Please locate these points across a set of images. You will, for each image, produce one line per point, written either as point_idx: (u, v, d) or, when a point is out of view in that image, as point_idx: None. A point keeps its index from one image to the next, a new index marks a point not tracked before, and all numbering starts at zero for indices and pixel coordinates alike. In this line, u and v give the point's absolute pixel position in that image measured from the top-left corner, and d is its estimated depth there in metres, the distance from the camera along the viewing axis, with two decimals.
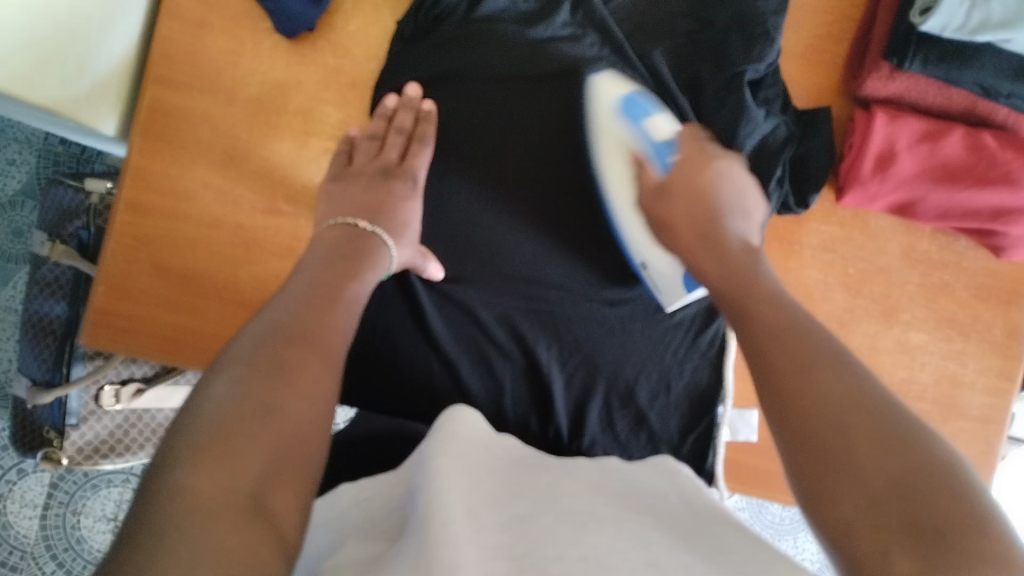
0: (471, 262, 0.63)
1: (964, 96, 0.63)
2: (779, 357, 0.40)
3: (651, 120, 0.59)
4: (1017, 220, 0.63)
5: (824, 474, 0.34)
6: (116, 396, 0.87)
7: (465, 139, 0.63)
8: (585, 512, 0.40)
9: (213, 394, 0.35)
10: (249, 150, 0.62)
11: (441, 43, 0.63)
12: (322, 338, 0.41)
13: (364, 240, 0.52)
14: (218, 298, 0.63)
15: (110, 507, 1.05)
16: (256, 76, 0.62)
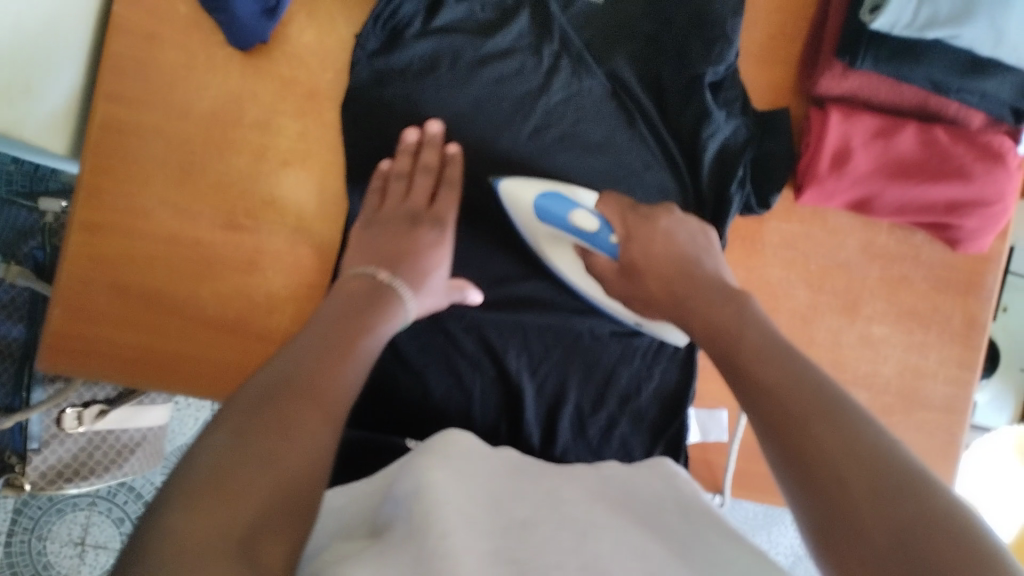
0: None
1: (915, 93, 0.64)
2: (776, 379, 0.41)
3: (573, 217, 0.59)
4: (972, 213, 0.64)
5: (827, 490, 0.37)
6: (78, 419, 0.87)
7: None
8: (589, 520, 0.41)
9: (206, 441, 0.36)
10: (206, 166, 0.61)
11: (400, 55, 0.62)
12: (319, 380, 0.41)
13: (384, 292, 0.52)
14: (178, 315, 0.61)
15: (76, 532, 1.03)
16: (209, 89, 0.61)
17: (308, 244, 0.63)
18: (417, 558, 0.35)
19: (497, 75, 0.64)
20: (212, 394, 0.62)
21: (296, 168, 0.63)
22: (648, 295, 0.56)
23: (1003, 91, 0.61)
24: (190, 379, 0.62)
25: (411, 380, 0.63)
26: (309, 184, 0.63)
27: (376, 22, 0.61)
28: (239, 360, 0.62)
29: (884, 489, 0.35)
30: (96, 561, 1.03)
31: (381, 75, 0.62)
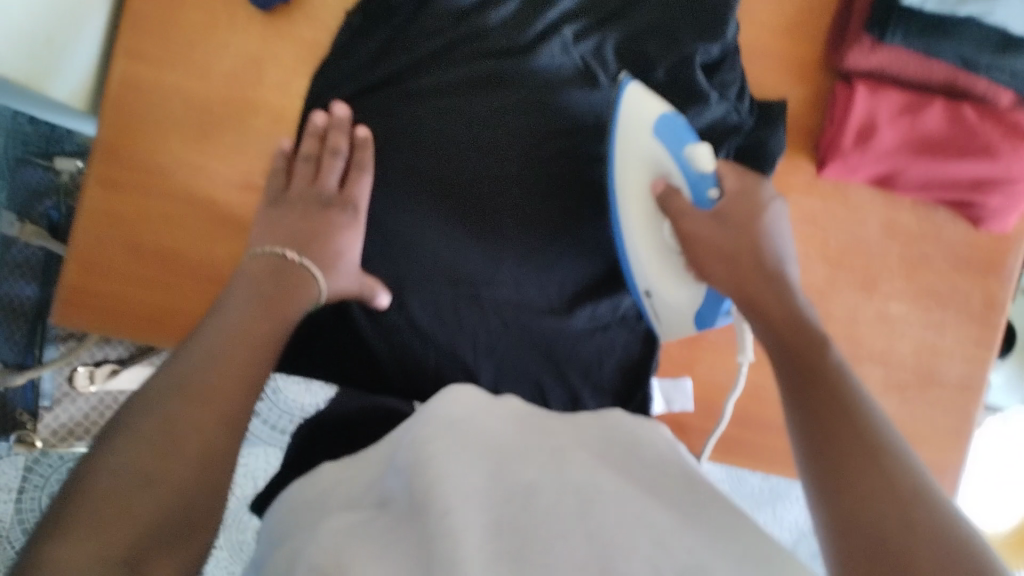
0: (400, 241, 0.62)
1: (944, 69, 0.63)
2: (833, 378, 0.43)
3: (693, 151, 0.56)
4: (996, 190, 0.64)
5: (841, 497, 0.38)
6: (91, 376, 0.87)
7: (404, 114, 0.62)
8: (589, 481, 0.40)
9: (88, 469, 0.35)
10: (223, 126, 0.61)
11: (387, 36, 0.62)
12: (202, 392, 0.39)
13: (283, 274, 0.51)
14: (193, 276, 0.62)
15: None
16: (230, 48, 0.61)
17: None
18: (423, 541, 0.36)
19: (479, 56, 0.63)
20: None
21: None
22: (722, 254, 0.53)
23: None
24: None
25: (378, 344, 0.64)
26: None
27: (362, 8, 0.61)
28: None
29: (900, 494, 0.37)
30: None
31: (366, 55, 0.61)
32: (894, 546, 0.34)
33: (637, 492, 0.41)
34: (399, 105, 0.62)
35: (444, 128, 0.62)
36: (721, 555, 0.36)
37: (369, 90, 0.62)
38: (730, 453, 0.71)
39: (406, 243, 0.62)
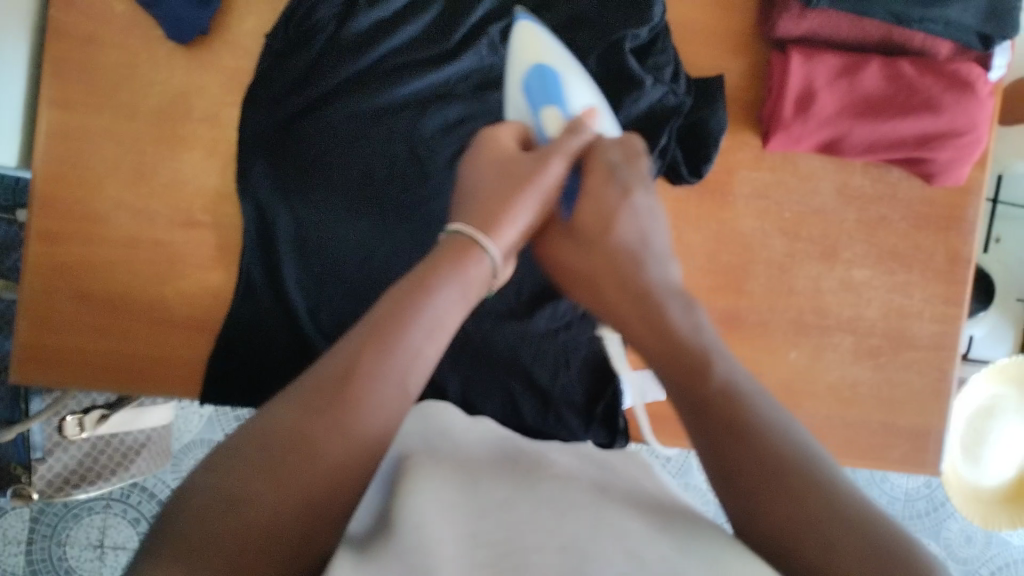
0: (347, 270, 0.63)
1: (877, 26, 0.62)
2: (692, 353, 0.43)
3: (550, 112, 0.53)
4: (943, 145, 0.62)
5: (764, 490, 0.36)
6: (81, 424, 0.86)
7: (332, 137, 0.62)
8: (566, 496, 0.40)
9: (191, 484, 0.34)
10: (158, 164, 0.60)
11: (309, 57, 0.61)
12: (359, 392, 0.37)
13: (447, 252, 0.44)
14: (145, 318, 0.61)
15: (94, 535, 1.06)
16: (155, 86, 0.60)
17: (268, 238, 0.62)
18: (402, 555, 0.34)
19: (404, 68, 0.62)
20: (179, 395, 0.62)
21: None
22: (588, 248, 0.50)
23: (968, 17, 0.60)
24: (156, 381, 0.62)
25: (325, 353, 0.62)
26: None
27: (278, 28, 0.60)
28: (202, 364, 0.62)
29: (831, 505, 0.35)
30: (116, 562, 1.07)
31: (290, 76, 0.60)
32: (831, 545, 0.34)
33: (613, 499, 0.41)
34: (333, 125, 0.62)
35: (381, 138, 0.63)
36: (693, 557, 0.35)
37: (297, 118, 0.61)
38: None
39: (332, 260, 0.63)
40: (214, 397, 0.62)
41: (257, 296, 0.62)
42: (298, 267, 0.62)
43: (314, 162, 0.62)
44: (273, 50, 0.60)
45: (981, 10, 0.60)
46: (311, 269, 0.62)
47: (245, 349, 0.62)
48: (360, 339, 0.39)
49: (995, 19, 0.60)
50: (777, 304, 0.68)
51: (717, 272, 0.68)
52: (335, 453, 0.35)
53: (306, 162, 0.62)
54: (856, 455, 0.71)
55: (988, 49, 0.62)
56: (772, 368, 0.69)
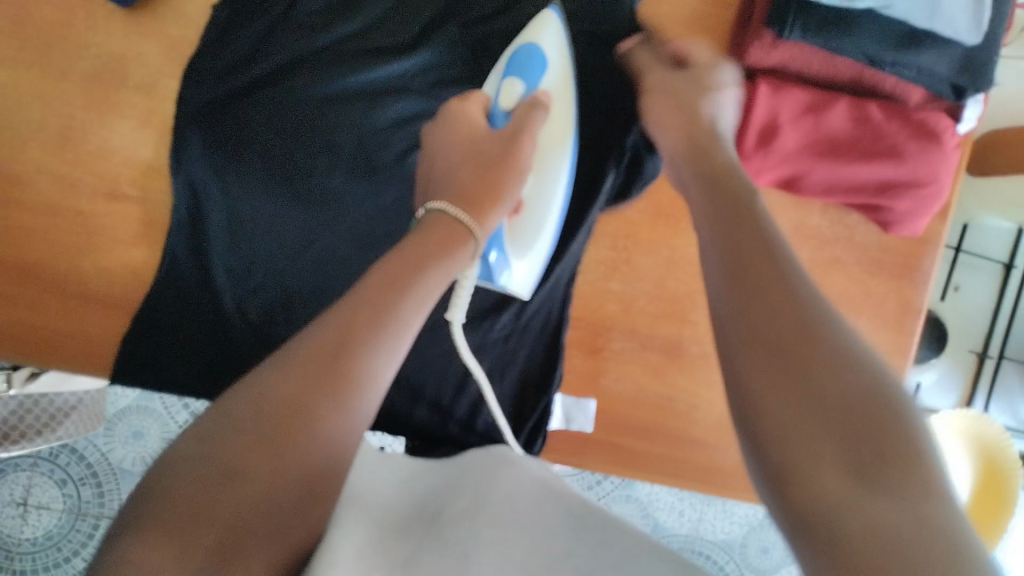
0: (279, 252, 0.60)
1: (849, 66, 0.60)
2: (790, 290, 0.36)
3: (513, 88, 0.56)
4: (902, 194, 0.61)
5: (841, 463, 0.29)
6: (8, 380, 0.83)
7: (272, 116, 0.59)
8: (471, 522, 0.40)
9: (178, 453, 0.36)
10: (86, 131, 0.58)
11: (252, 34, 0.58)
12: (347, 365, 0.41)
13: (439, 232, 0.49)
14: (59, 290, 0.59)
15: (19, 492, 1.09)
16: (90, 48, 0.57)
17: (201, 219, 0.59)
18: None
19: (356, 53, 0.59)
20: (89, 369, 0.60)
21: None
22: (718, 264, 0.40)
23: (941, 66, 0.58)
24: (75, 355, 0.59)
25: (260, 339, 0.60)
26: None
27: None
28: None
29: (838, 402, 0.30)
30: (38, 521, 1.09)
31: (253, 43, 0.58)
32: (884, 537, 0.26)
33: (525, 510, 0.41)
34: (276, 105, 0.58)
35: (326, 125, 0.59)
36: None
37: (234, 94, 0.58)
38: (633, 464, 0.69)
39: (266, 236, 0.60)
40: (126, 377, 0.59)
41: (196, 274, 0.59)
42: (224, 251, 0.59)
43: (260, 139, 0.59)
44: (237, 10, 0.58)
45: (955, 60, 0.58)
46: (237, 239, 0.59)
47: (168, 327, 0.59)
48: (347, 316, 0.42)
49: (968, 70, 0.58)
50: None
51: (662, 301, 0.66)
52: (332, 424, 0.39)
53: (250, 136, 0.58)
54: None
55: (960, 99, 0.60)
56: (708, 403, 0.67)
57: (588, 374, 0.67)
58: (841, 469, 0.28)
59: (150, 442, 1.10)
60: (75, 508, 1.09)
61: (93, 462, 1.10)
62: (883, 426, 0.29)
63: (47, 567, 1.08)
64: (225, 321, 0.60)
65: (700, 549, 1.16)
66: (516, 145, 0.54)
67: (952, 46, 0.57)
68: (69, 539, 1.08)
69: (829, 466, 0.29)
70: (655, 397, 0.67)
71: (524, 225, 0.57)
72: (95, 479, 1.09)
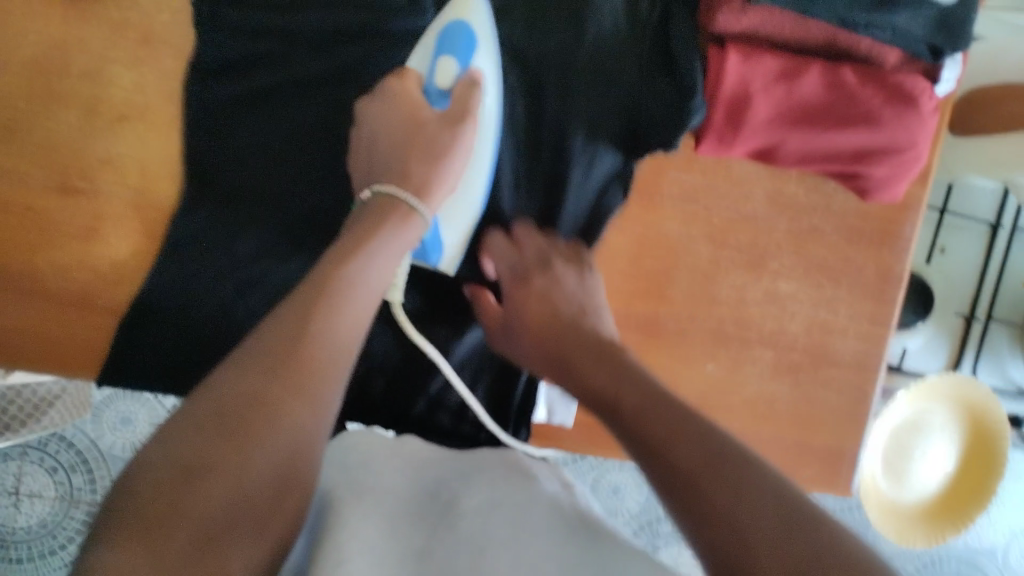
0: (239, 232, 0.58)
1: (822, 28, 0.57)
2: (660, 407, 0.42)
3: (443, 65, 0.53)
4: (880, 160, 0.60)
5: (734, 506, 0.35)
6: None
7: (241, 109, 0.58)
8: (488, 524, 0.40)
9: (143, 458, 0.35)
10: (32, 122, 0.56)
11: (217, 28, 0.57)
12: (306, 354, 0.40)
13: (388, 214, 0.50)
14: (16, 289, 0.57)
15: (9, 482, 1.08)
16: (31, 36, 0.55)
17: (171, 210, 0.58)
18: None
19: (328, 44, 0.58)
20: (57, 367, 0.59)
21: (135, 123, 0.57)
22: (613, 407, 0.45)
23: (916, 27, 0.56)
24: (36, 358, 0.58)
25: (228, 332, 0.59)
26: (150, 141, 0.57)
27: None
28: (91, 337, 0.58)
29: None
30: (31, 509, 1.08)
31: (233, 25, 0.57)
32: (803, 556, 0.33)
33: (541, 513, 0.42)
34: (247, 99, 0.58)
35: (304, 121, 0.58)
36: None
37: (201, 89, 0.57)
38: (612, 445, 0.68)
39: (225, 220, 0.58)
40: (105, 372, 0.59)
41: (175, 272, 0.58)
42: (198, 248, 0.58)
43: (242, 131, 0.58)
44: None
45: (930, 21, 0.56)
46: (197, 221, 0.58)
47: (144, 330, 0.58)
48: (306, 303, 0.42)
49: (945, 30, 0.56)
50: (698, 314, 0.66)
51: (637, 277, 0.65)
52: (296, 415, 0.38)
53: (236, 131, 0.58)
54: None
55: (938, 60, 0.58)
56: (688, 378, 0.66)
57: None
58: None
59: (138, 428, 1.09)
60: (68, 495, 1.08)
61: (82, 449, 1.08)
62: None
63: (41, 555, 1.07)
64: (188, 305, 0.58)
65: None
66: (457, 130, 0.53)
67: (926, 5, 0.56)
68: (63, 526, 1.07)
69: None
70: None
71: (457, 207, 0.56)
72: (85, 466, 1.08)
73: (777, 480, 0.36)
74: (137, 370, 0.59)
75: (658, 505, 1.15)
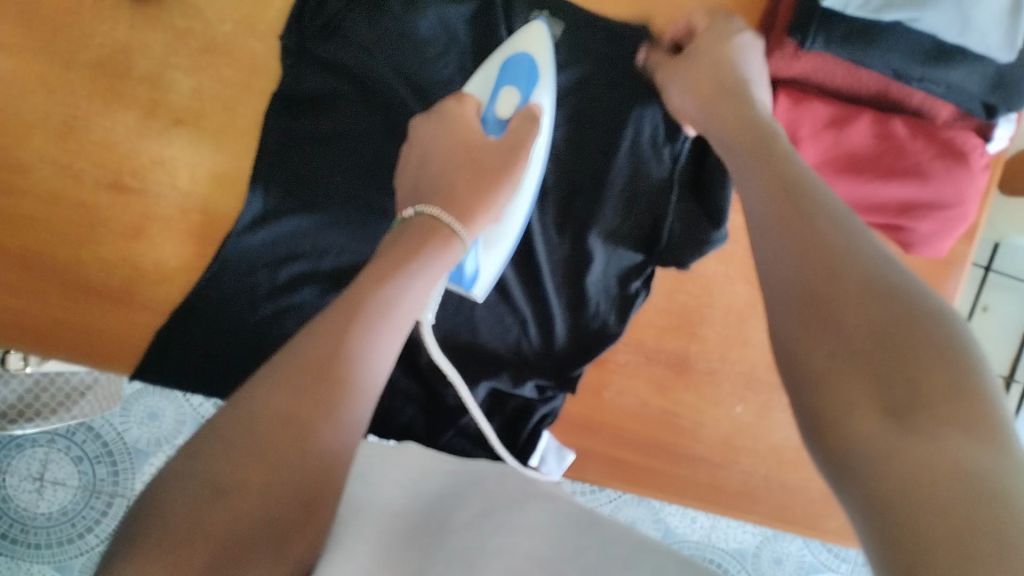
0: (287, 246, 0.60)
1: (875, 79, 0.57)
2: (830, 257, 0.34)
3: (503, 92, 0.56)
4: (926, 215, 0.58)
5: (869, 324, 0.31)
6: (25, 359, 0.84)
7: (304, 139, 0.60)
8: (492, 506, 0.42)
9: (175, 468, 0.35)
10: (90, 121, 0.57)
11: (294, 56, 0.59)
12: (341, 374, 0.40)
13: (432, 234, 0.50)
14: (59, 282, 0.58)
15: (36, 467, 1.10)
16: (97, 36, 0.57)
17: (230, 218, 0.60)
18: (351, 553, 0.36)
19: (396, 89, 0.60)
20: (95, 360, 0.60)
21: (189, 128, 0.58)
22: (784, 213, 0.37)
23: (971, 83, 0.55)
24: (75, 350, 0.60)
25: (270, 339, 0.61)
26: (202, 146, 0.59)
27: (303, 9, 0.59)
28: (130, 333, 0.60)
29: (869, 326, 0.31)
30: (53, 496, 1.09)
31: (311, 58, 0.59)
32: (901, 359, 0.29)
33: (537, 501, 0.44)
34: (312, 134, 0.60)
35: (352, 167, 0.60)
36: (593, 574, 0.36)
37: (269, 119, 0.59)
38: (636, 482, 0.67)
39: (277, 234, 0.60)
40: (147, 372, 0.60)
41: (224, 280, 0.60)
42: (249, 257, 0.60)
43: (305, 162, 0.60)
44: (304, 32, 0.59)
45: (987, 78, 0.55)
46: (250, 235, 0.59)
47: (190, 335, 0.60)
48: (351, 322, 0.42)
49: (1001, 89, 0.55)
50: (729, 354, 0.65)
51: (670, 313, 0.65)
52: (327, 441, 0.38)
53: (298, 159, 0.60)
54: (790, 519, 0.68)
55: (992, 118, 0.58)
56: (714, 418, 0.66)
57: (590, 387, 0.66)
58: (880, 413, 0.29)
59: (165, 424, 1.11)
60: (90, 485, 1.09)
61: (109, 441, 1.10)
62: (958, 390, 0.28)
63: (59, 542, 1.09)
64: (236, 313, 0.60)
65: (711, 556, 1.14)
66: (511, 159, 0.54)
67: (984, 64, 0.54)
68: (83, 515, 1.09)
69: (868, 403, 0.29)
70: (659, 412, 0.66)
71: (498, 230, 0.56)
72: (110, 458, 1.10)
73: (922, 301, 0.31)
74: (180, 369, 0.60)
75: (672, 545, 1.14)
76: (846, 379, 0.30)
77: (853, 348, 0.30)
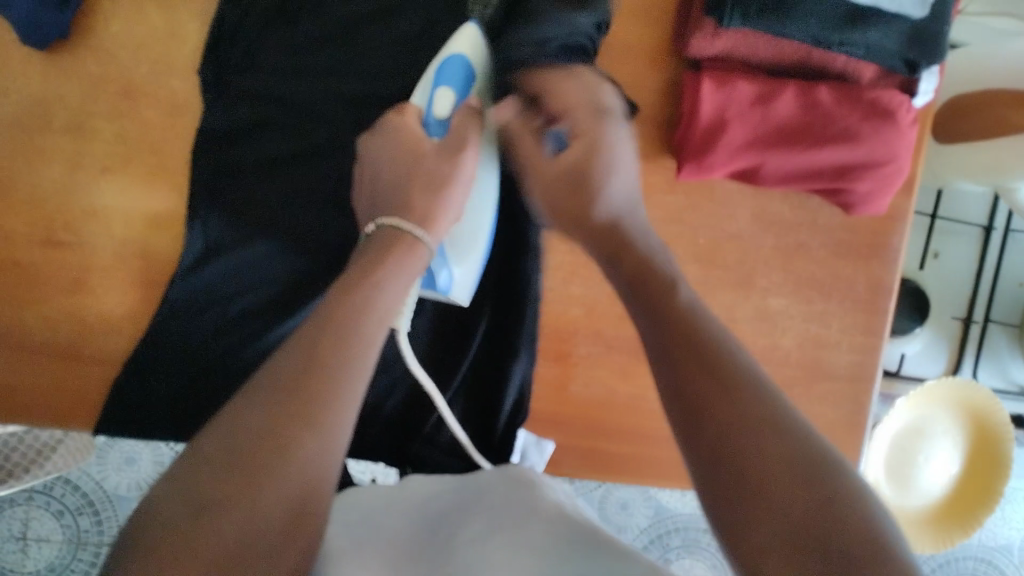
0: (234, 277, 0.59)
1: (796, 47, 0.58)
2: (759, 432, 0.36)
3: (442, 96, 0.55)
4: (863, 175, 0.59)
5: (798, 501, 0.33)
6: None
7: (239, 173, 0.58)
8: (495, 527, 0.42)
9: (157, 497, 0.35)
10: (17, 179, 0.57)
11: (214, 91, 0.57)
12: (315, 387, 0.39)
13: (397, 243, 0.49)
14: (6, 346, 0.58)
15: (18, 527, 1.08)
16: (13, 94, 0.56)
17: (173, 258, 0.59)
18: None
19: (326, 103, 0.59)
20: (51, 420, 0.59)
21: (118, 174, 0.57)
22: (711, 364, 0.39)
23: (889, 42, 0.56)
24: (28, 412, 0.58)
25: (230, 366, 0.60)
26: (133, 191, 0.58)
27: (218, 36, 0.57)
28: (85, 390, 0.59)
29: (808, 506, 0.33)
30: (39, 553, 1.08)
31: (236, 90, 0.58)
32: (831, 528, 0.32)
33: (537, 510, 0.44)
34: (245, 165, 0.59)
35: (292, 184, 0.59)
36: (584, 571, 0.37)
37: (197, 157, 0.57)
38: (611, 467, 0.68)
39: (226, 265, 0.59)
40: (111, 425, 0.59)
41: (178, 320, 0.59)
42: (199, 293, 0.59)
43: (241, 195, 0.59)
44: (221, 64, 0.57)
45: (903, 35, 0.56)
46: (196, 270, 0.59)
47: (150, 377, 0.59)
48: (307, 338, 0.41)
49: (917, 45, 0.57)
50: None
51: (626, 301, 0.65)
52: (308, 451, 0.37)
53: (233, 193, 0.58)
54: None
55: (914, 74, 0.58)
56: None
57: (556, 382, 0.66)
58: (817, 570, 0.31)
59: (143, 467, 1.09)
60: (76, 537, 1.08)
61: (88, 491, 1.08)
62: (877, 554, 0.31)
63: None
64: (194, 351, 0.59)
65: (704, 526, 1.15)
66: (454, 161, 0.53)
67: (898, 20, 0.56)
68: (72, 567, 1.08)
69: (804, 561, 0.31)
70: (627, 398, 0.66)
71: (465, 236, 0.57)
72: (92, 507, 1.08)
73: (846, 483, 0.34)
74: (142, 420, 0.59)
75: (665, 521, 1.15)
76: (785, 541, 0.32)
77: (790, 521, 0.33)
